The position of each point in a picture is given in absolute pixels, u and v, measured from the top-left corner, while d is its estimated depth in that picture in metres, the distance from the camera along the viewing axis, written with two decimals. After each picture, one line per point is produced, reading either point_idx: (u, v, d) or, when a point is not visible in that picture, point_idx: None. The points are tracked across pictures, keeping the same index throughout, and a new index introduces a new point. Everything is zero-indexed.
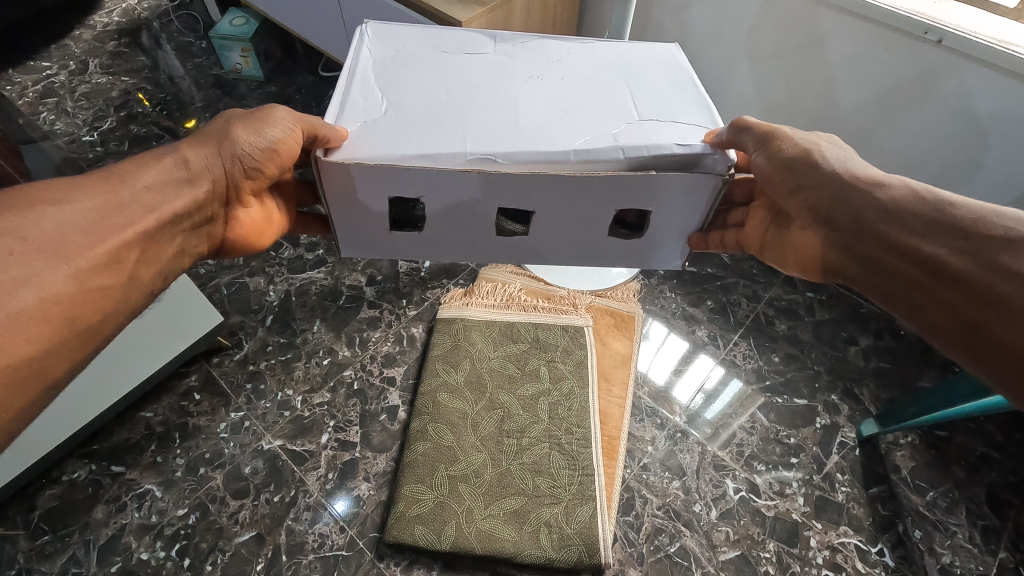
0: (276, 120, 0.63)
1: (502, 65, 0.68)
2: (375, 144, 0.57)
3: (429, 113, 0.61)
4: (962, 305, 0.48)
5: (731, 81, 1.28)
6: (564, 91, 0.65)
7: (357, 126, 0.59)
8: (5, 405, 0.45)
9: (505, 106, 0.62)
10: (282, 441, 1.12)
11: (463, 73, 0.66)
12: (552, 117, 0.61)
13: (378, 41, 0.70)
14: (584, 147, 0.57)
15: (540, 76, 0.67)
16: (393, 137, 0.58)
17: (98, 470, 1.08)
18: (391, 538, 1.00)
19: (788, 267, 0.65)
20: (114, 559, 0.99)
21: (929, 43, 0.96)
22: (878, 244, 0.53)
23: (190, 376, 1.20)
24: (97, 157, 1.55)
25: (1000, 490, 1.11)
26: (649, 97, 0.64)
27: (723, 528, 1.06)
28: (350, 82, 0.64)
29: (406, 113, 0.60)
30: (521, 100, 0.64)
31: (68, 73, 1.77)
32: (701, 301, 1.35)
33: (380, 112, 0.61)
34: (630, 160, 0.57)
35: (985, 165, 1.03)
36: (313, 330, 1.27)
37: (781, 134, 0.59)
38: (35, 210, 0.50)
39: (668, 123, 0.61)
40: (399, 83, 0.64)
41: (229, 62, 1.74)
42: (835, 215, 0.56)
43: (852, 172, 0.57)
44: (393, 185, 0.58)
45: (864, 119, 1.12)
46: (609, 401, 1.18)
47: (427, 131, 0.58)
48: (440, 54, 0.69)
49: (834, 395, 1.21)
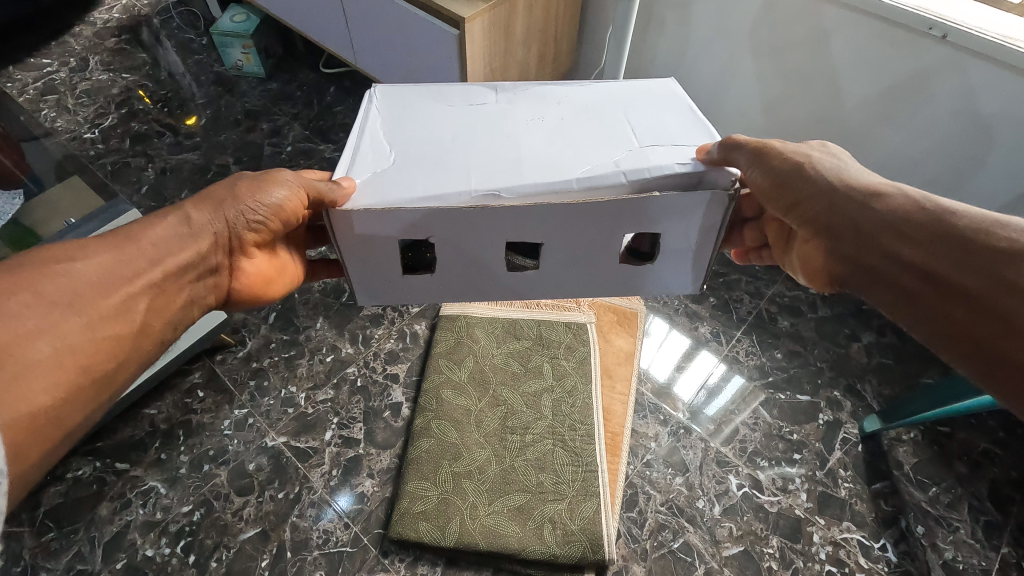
0: (279, 180, 0.64)
1: (505, 112, 0.68)
2: (383, 190, 0.57)
3: (435, 160, 0.61)
4: (962, 314, 0.46)
5: (733, 78, 1.27)
6: (564, 129, 0.65)
7: (366, 177, 0.59)
8: (24, 456, 0.46)
9: (507, 146, 0.62)
10: (287, 438, 1.13)
11: (467, 121, 0.66)
12: (555, 152, 0.61)
13: (387, 97, 0.70)
14: (586, 175, 0.57)
15: (541, 117, 0.67)
16: (400, 184, 0.58)
17: (103, 467, 1.09)
18: (396, 535, 1.00)
19: (801, 277, 0.65)
20: (120, 556, 1.00)
21: (933, 38, 0.96)
22: (875, 254, 0.52)
23: (194, 373, 1.20)
24: (98, 154, 1.55)
25: (1002, 486, 1.11)
26: (652, 128, 0.64)
27: (726, 524, 1.06)
28: (359, 136, 0.65)
29: (415, 162, 0.61)
30: (523, 141, 0.63)
31: (69, 69, 1.77)
32: (703, 298, 1.35)
33: (389, 162, 0.61)
34: (633, 183, 0.57)
35: (988, 161, 1.03)
36: (316, 326, 1.27)
37: (773, 151, 0.59)
38: (49, 266, 0.51)
39: (670, 147, 0.61)
40: (408, 134, 0.65)
41: (230, 59, 1.73)
42: (833, 225, 0.55)
43: (847, 180, 0.56)
44: (403, 230, 0.58)
45: (867, 115, 1.12)
46: (612, 397, 1.18)
47: (432, 176, 0.59)
48: (445, 106, 0.69)
49: (836, 391, 1.22)
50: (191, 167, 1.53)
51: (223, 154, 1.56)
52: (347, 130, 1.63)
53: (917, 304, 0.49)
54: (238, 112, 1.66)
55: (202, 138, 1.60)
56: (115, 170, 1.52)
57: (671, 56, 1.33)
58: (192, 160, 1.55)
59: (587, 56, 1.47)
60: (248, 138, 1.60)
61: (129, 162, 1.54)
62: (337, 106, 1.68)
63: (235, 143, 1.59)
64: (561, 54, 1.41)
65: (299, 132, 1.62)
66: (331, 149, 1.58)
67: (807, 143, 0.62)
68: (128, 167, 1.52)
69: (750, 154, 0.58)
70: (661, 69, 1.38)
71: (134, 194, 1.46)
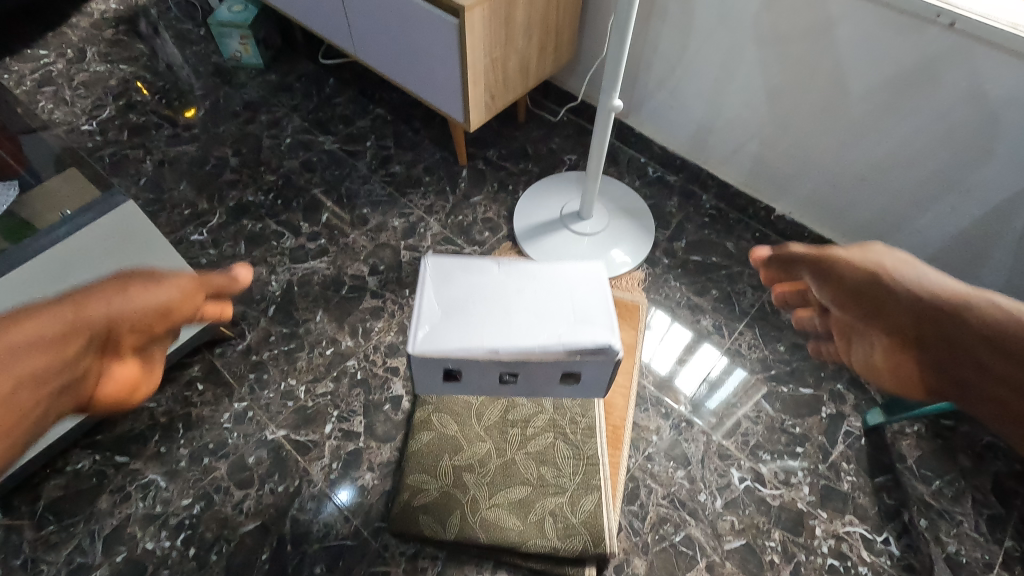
0: (163, 281, 0.63)
1: (503, 288, 0.82)
2: (448, 346, 0.74)
3: (466, 319, 0.78)
4: (997, 390, 0.44)
5: (735, 69, 1.24)
6: (529, 303, 0.80)
7: (441, 349, 0.74)
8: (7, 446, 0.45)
9: (500, 315, 0.79)
10: (287, 431, 1.12)
11: (484, 289, 0.82)
12: (529, 327, 0.77)
13: (442, 269, 0.83)
14: (546, 343, 0.75)
15: (522, 290, 0.82)
16: (466, 335, 0.76)
17: (102, 460, 1.08)
18: (396, 528, 1.00)
19: (870, 360, 0.58)
20: (120, 549, 1.00)
21: (941, 25, 0.95)
22: (960, 361, 0.47)
23: (193, 366, 1.20)
24: (96, 147, 1.54)
25: (1006, 479, 1.10)
26: (580, 303, 0.80)
27: (728, 517, 1.06)
28: (424, 301, 0.79)
29: (481, 323, 0.77)
30: (509, 312, 0.79)
31: (66, 61, 1.75)
32: (705, 290, 1.34)
33: (440, 320, 0.77)
34: (567, 350, 0.74)
35: (995, 150, 1.02)
36: (316, 320, 1.26)
37: (853, 265, 0.59)
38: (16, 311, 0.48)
39: (588, 327, 0.76)
40: (456, 296, 0.80)
41: (227, 50, 1.71)
42: (926, 337, 0.49)
43: (926, 290, 0.51)
44: (460, 365, 0.76)
45: (872, 104, 1.10)
46: (613, 391, 1.17)
47: (471, 329, 0.77)
48: (486, 275, 0.83)
49: (839, 384, 1.21)
50: (190, 160, 1.52)
51: (222, 146, 1.55)
52: (346, 121, 1.61)
53: (960, 388, 0.47)
54: (236, 103, 1.65)
55: (201, 130, 1.59)
56: (113, 163, 1.51)
57: (672, 47, 1.31)
58: (191, 153, 1.54)
59: (588, 46, 1.45)
60: (246, 130, 1.59)
61: (127, 155, 1.53)
62: (337, 98, 1.67)
63: (234, 135, 1.58)
64: (562, 43, 1.39)
65: (298, 124, 1.61)
66: (331, 141, 1.57)
67: (874, 246, 0.60)
68: (127, 160, 1.52)
69: (827, 271, 0.63)
70: (661, 60, 1.35)
71: (133, 188, 1.46)
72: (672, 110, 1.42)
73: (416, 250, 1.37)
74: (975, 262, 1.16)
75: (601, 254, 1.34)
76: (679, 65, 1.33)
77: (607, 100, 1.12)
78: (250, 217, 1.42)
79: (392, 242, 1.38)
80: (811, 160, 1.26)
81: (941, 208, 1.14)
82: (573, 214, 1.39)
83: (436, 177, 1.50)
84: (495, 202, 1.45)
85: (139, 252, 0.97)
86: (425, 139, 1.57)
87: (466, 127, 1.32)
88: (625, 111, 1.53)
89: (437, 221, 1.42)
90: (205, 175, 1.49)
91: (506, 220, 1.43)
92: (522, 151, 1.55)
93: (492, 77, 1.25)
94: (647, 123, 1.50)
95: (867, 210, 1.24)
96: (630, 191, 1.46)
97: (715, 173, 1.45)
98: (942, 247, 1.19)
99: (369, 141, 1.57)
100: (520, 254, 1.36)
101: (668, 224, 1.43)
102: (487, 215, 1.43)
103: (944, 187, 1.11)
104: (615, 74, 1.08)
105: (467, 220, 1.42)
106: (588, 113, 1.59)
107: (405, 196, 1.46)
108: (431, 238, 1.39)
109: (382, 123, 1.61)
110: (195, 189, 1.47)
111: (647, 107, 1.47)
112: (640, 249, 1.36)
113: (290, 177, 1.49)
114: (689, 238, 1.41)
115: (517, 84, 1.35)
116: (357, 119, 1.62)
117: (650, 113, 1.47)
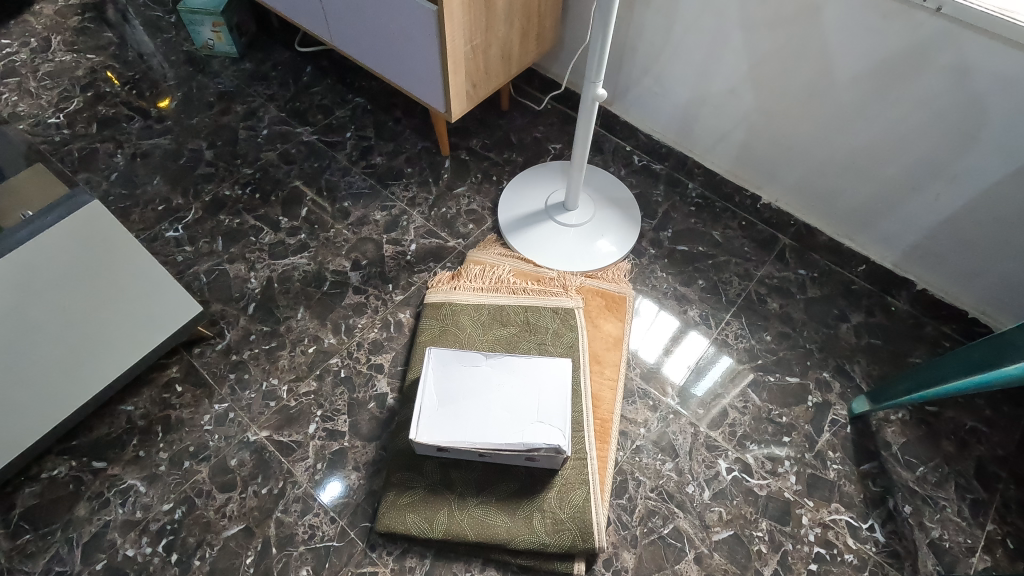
0: None
1: (488, 379, 1.01)
2: (440, 433, 0.96)
3: (463, 386, 1.00)
4: None
5: (721, 53, 1.22)
6: (515, 363, 1.03)
7: (433, 433, 0.96)
8: None
9: (489, 381, 1.00)
10: (270, 432, 1.10)
11: (469, 401, 0.98)
12: (504, 418, 0.97)
13: (442, 357, 1.04)
14: (516, 442, 0.94)
15: (502, 382, 1.00)
16: (452, 432, 0.96)
17: (79, 466, 1.06)
18: (382, 528, 0.98)
19: None
20: (99, 556, 0.98)
21: (927, 10, 0.94)
22: None
23: (171, 367, 1.17)
24: (64, 141, 1.49)
25: (989, 464, 1.11)
26: (555, 372, 1.02)
27: (716, 508, 1.06)
28: (420, 413, 0.98)
29: (465, 410, 0.98)
30: (496, 373, 1.02)
31: (30, 50, 1.69)
32: (692, 280, 1.32)
33: (438, 408, 0.98)
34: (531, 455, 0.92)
35: (981, 137, 1.01)
36: (297, 317, 1.24)
37: None
38: None
39: None
40: (451, 389, 1.00)
41: (200, 38, 1.65)
42: None
43: None
44: (450, 431, 0.96)
45: (858, 90, 1.09)
46: (601, 384, 1.15)
47: (464, 402, 0.98)
48: (473, 370, 1.02)
49: (825, 372, 1.21)
50: (163, 153, 1.48)
51: (196, 139, 1.51)
52: (324, 111, 1.57)
53: None
54: (210, 94, 1.60)
55: (174, 121, 1.54)
56: (82, 158, 1.47)
57: (656, 33, 1.28)
58: (164, 145, 1.49)
59: (571, 32, 1.42)
60: (222, 121, 1.54)
61: (96, 149, 1.49)
62: (314, 87, 1.62)
63: (209, 127, 1.53)
64: (544, 29, 1.35)
65: (275, 115, 1.56)
66: (309, 132, 1.53)
67: None
68: (97, 154, 1.48)
69: None
70: (647, 46, 1.32)
71: (103, 182, 1.42)
72: (657, 97, 1.40)
73: (399, 244, 1.34)
74: (960, 249, 1.17)
75: (587, 245, 1.32)
76: (664, 52, 1.30)
77: (591, 89, 1.09)
78: (227, 212, 1.38)
79: (374, 236, 1.35)
80: (797, 148, 1.25)
81: (927, 195, 1.14)
82: (558, 205, 1.36)
83: (418, 168, 1.47)
84: (479, 193, 1.43)
85: (107, 252, 0.93)
86: (407, 130, 1.54)
87: (447, 117, 1.29)
88: (609, 99, 1.51)
89: (420, 213, 1.39)
90: (179, 169, 1.45)
91: (490, 212, 1.40)
92: (506, 140, 1.52)
93: (473, 64, 1.22)
94: (633, 110, 1.48)
95: (854, 196, 1.24)
96: (616, 181, 1.44)
97: (701, 161, 1.44)
98: (929, 233, 1.18)
99: (349, 131, 1.53)
100: (505, 247, 1.33)
101: (653, 213, 1.42)
102: (470, 207, 1.41)
103: (930, 173, 1.11)
104: (599, 62, 1.04)
105: (451, 212, 1.40)
106: (572, 101, 1.56)
107: (387, 188, 1.43)
108: (414, 231, 1.36)
109: (362, 112, 1.57)
110: (168, 183, 1.43)
111: (633, 93, 1.44)
112: (626, 239, 1.35)
113: (267, 171, 1.45)
114: (676, 228, 1.40)
115: (499, 73, 1.32)
116: (336, 110, 1.58)
117: (636, 100, 1.45)
